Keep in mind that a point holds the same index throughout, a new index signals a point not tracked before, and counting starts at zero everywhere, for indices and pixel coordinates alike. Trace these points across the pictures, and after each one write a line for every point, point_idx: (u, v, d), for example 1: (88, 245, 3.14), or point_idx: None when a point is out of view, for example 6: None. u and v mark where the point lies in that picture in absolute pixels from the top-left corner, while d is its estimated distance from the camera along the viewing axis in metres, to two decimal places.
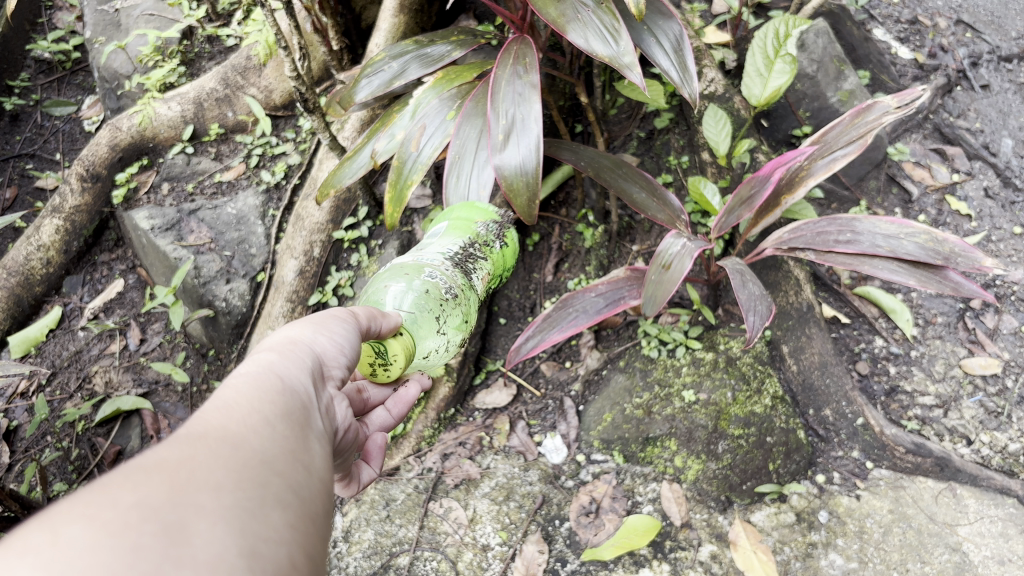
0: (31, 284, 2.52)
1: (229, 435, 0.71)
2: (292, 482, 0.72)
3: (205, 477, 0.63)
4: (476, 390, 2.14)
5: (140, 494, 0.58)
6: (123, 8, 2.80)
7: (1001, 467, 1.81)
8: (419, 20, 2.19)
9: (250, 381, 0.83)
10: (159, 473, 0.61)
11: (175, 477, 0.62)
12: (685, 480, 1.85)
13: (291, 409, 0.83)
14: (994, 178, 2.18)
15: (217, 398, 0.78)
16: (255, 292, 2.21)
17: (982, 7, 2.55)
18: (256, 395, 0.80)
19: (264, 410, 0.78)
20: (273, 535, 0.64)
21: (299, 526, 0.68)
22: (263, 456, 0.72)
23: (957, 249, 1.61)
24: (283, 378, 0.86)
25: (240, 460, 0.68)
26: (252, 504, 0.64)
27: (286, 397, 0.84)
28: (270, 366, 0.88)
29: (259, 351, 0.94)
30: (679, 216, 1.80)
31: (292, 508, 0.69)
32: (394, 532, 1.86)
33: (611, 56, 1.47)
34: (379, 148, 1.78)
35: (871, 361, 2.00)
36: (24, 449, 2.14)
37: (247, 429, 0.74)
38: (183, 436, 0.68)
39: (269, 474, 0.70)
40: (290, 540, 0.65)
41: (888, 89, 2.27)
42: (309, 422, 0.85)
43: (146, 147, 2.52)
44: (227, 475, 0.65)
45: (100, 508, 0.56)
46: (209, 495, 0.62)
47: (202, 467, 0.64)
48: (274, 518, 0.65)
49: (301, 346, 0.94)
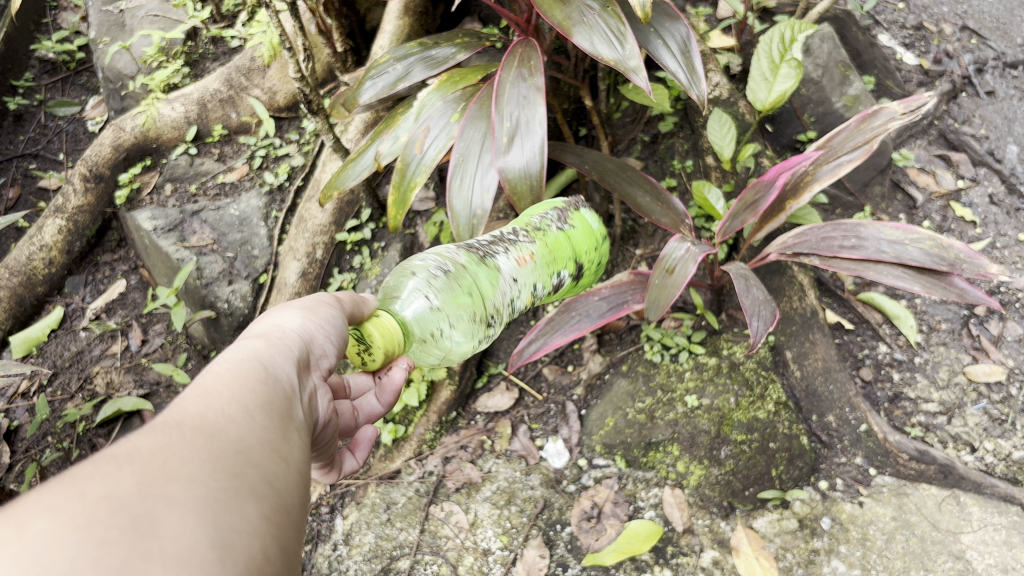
0: (33, 284, 2.50)
1: (206, 426, 0.70)
2: (267, 475, 0.71)
3: (178, 469, 0.63)
4: (478, 394, 2.14)
5: (111, 484, 0.58)
6: (128, 9, 2.81)
7: (1005, 474, 1.79)
8: (424, 22, 2.19)
9: (233, 368, 0.82)
10: (131, 463, 0.61)
11: (146, 468, 0.61)
12: (687, 485, 1.84)
13: (272, 399, 0.82)
14: (999, 185, 2.17)
15: (198, 384, 0.78)
16: (257, 294, 2.20)
17: (987, 13, 2.54)
18: (235, 386, 0.79)
19: (244, 400, 0.77)
20: (246, 527, 0.63)
21: (273, 518, 0.67)
22: (239, 447, 0.71)
23: (962, 255, 1.59)
24: (265, 366, 0.85)
25: (216, 452, 0.67)
26: (225, 496, 0.64)
27: (267, 386, 0.83)
28: (254, 353, 0.87)
29: (247, 337, 0.93)
30: (683, 220, 1.79)
31: (267, 500, 0.68)
32: (394, 536, 1.85)
33: (617, 59, 1.47)
34: (383, 150, 1.79)
35: (874, 367, 1.99)
36: (24, 450, 2.14)
37: (225, 418, 0.73)
38: (160, 425, 0.68)
39: (244, 466, 0.69)
40: (263, 533, 0.65)
41: (892, 94, 2.25)
42: (290, 413, 0.83)
43: (149, 148, 2.53)
44: (202, 466, 0.65)
45: (69, 500, 0.56)
46: (180, 486, 0.61)
47: (175, 458, 0.64)
48: (248, 510, 0.65)
49: (288, 330, 0.94)
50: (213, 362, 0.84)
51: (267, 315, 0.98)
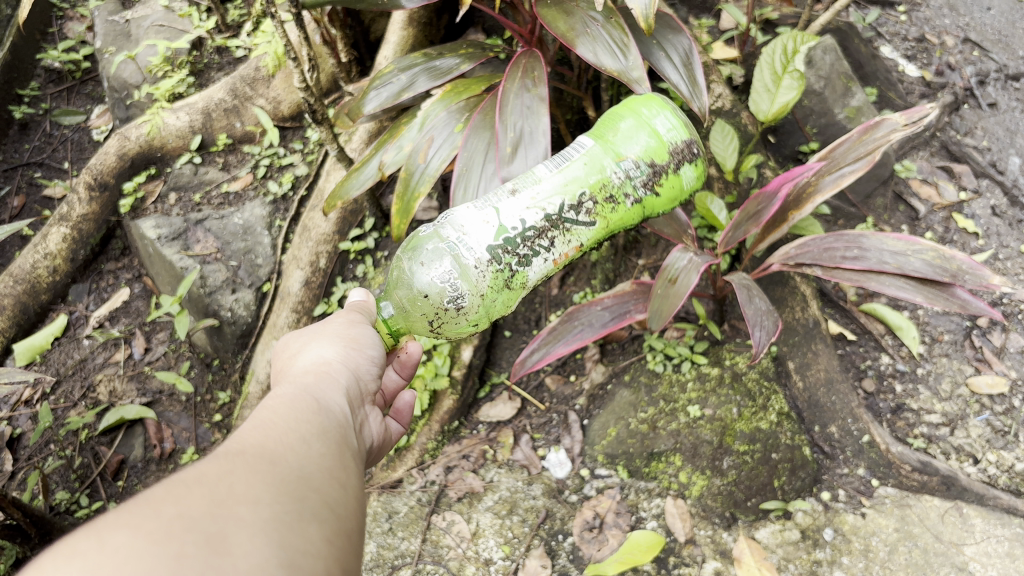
0: (37, 291, 2.50)
1: (268, 452, 0.72)
2: (329, 499, 0.72)
3: (244, 493, 0.64)
4: (480, 403, 2.14)
5: (182, 506, 0.61)
6: (133, 19, 2.83)
7: (1008, 486, 1.79)
8: (427, 33, 2.20)
9: (287, 402, 0.86)
10: (201, 487, 0.63)
11: (214, 492, 0.63)
12: (690, 496, 1.84)
13: (326, 427, 0.84)
14: (1001, 197, 2.17)
15: (259, 417, 0.80)
16: (261, 302, 2.22)
17: (989, 25, 2.55)
18: (291, 415, 0.82)
19: (302, 429, 0.80)
20: (311, 548, 0.64)
21: (335, 542, 0.68)
22: (301, 472, 0.72)
23: (964, 266, 1.60)
24: (318, 401, 0.89)
25: (279, 476, 0.69)
26: (289, 518, 0.65)
27: (322, 416, 0.86)
28: (306, 389, 0.91)
29: (295, 372, 0.99)
30: (686, 231, 1.80)
31: (328, 523, 0.69)
32: (396, 545, 1.84)
33: (620, 70, 1.47)
34: (388, 160, 1.80)
35: (876, 378, 1.99)
36: (27, 458, 2.15)
37: (286, 446, 0.75)
38: (225, 452, 0.70)
39: (307, 489, 0.70)
40: (326, 555, 0.65)
41: (895, 106, 2.26)
42: (344, 439, 0.86)
43: (154, 157, 2.54)
44: (266, 489, 0.66)
45: (146, 516, 0.59)
46: (247, 509, 0.63)
47: (240, 483, 0.65)
48: (312, 531, 0.66)
49: (335, 368, 1.00)
50: (268, 398, 0.89)
51: (311, 350, 1.05)
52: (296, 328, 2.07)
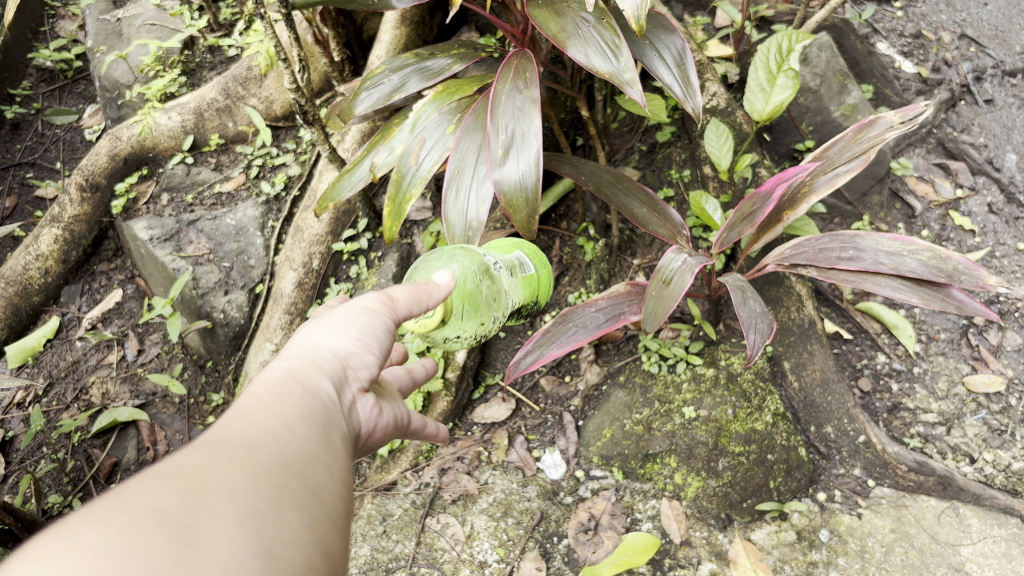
0: (29, 293, 2.50)
1: (248, 442, 0.67)
2: (309, 486, 0.68)
3: (221, 483, 0.60)
4: (475, 405, 2.13)
5: (155, 499, 0.55)
6: (125, 18, 2.82)
7: (1004, 486, 1.78)
8: (420, 32, 2.19)
9: (271, 388, 0.79)
10: (176, 478, 0.58)
11: (190, 482, 0.58)
12: (685, 497, 1.83)
13: (310, 414, 0.78)
14: (998, 194, 2.16)
15: (239, 405, 0.74)
16: (253, 303, 2.21)
17: (987, 21, 2.53)
18: (273, 404, 0.76)
19: (282, 415, 0.74)
20: (289, 537, 0.60)
21: (316, 528, 0.64)
22: (281, 459, 0.68)
23: (960, 267, 1.58)
24: (305, 384, 0.82)
25: (258, 466, 0.64)
26: (267, 506, 0.61)
27: (308, 402, 0.80)
28: (294, 372, 0.84)
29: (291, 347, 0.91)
30: (680, 231, 1.79)
31: (310, 509, 0.65)
32: (390, 548, 1.82)
33: (611, 71, 1.45)
34: (379, 162, 1.77)
35: (873, 377, 1.98)
36: (19, 461, 2.15)
37: (266, 434, 0.70)
38: (203, 444, 0.65)
39: (286, 476, 0.66)
40: (307, 543, 0.62)
41: (891, 103, 2.24)
42: (330, 426, 0.80)
43: (146, 157, 2.52)
44: (244, 479, 0.62)
45: (117, 511, 0.53)
46: (224, 500, 0.58)
47: (218, 473, 0.61)
48: (291, 520, 0.62)
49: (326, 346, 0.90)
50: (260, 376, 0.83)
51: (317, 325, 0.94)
52: (290, 329, 2.07)
